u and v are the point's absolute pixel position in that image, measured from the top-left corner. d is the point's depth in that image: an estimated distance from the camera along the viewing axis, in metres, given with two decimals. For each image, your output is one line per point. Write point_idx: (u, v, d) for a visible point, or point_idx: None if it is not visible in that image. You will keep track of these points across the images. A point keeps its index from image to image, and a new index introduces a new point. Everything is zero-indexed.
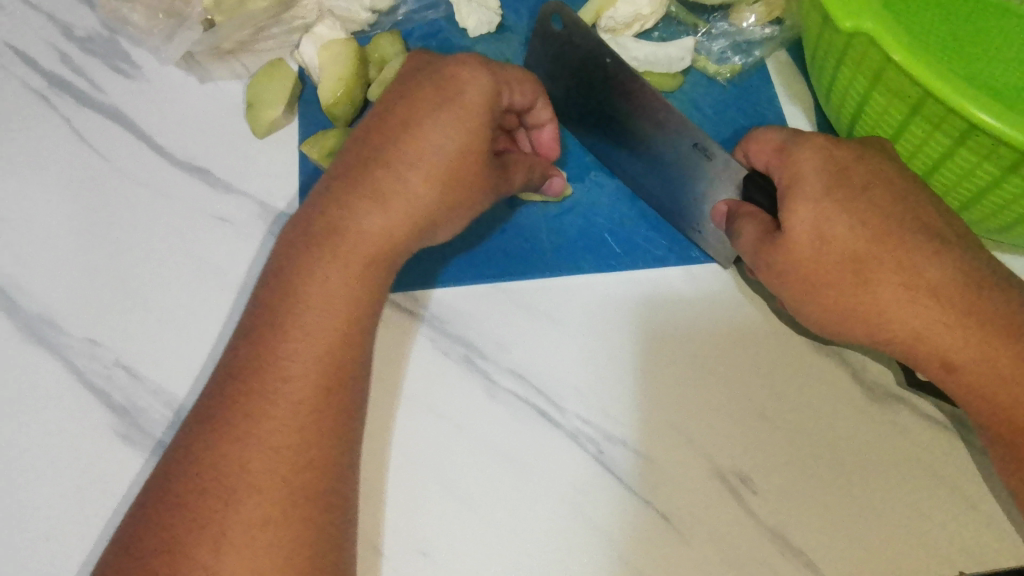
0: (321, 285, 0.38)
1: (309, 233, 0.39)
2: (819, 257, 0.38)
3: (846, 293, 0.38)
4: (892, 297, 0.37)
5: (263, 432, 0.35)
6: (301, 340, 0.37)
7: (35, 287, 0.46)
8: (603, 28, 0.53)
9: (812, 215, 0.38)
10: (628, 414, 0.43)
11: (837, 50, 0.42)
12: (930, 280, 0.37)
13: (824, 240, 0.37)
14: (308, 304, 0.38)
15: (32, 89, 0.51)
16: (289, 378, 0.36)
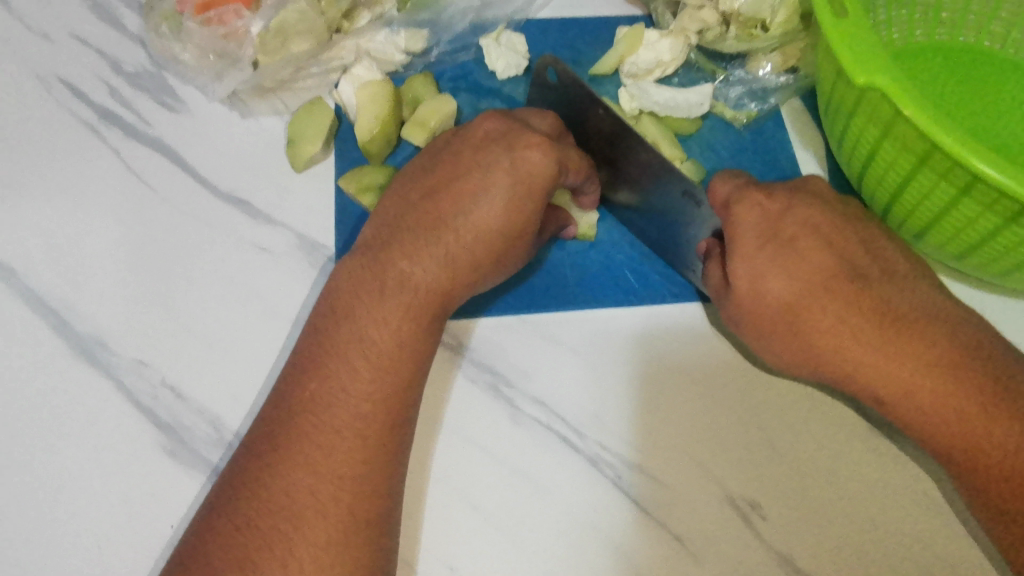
0: (385, 327, 0.42)
1: (369, 278, 0.44)
2: (757, 308, 0.41)
3: (786, 339, 0.41)
4: (824, 340, 0.40)
5: (329, 460, 0.39)
6: (364, 377, 0.41)
7: (85, 311, 0.48)
8: (626, 73, 0.56)
9: (747, 271, 0.41)
10: (644, 441, 0.46)
11: (850, 101, 0.45)
12: (861, 321, 0.39)
13: (757, 292, 0.41)
14: (372, 344, 0.42)
15: (82, 120, 0.54)
16: (351, 411, 0.40)
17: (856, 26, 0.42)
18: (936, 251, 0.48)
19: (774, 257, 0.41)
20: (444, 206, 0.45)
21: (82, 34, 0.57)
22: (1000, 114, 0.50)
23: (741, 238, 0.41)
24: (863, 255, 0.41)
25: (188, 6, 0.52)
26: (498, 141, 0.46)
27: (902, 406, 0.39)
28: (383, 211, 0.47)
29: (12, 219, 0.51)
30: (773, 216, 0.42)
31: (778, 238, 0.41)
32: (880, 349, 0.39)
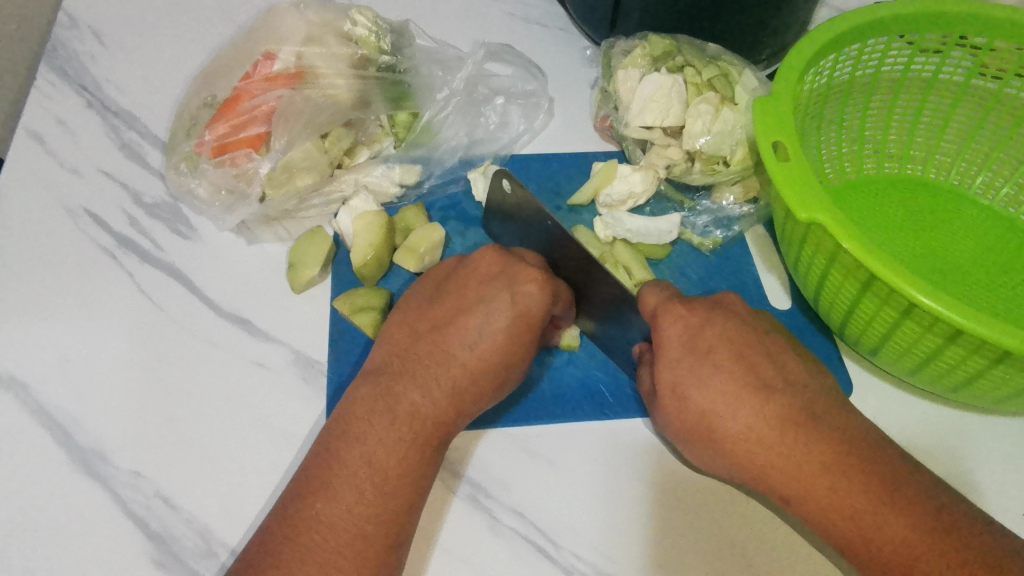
0: (394, 458, 0.42)
1: (376, 411, 0.44)
2: (678, 415, 0.45)
3: (704, 446, 0.44)
4: (738, 447, 0.43)
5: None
6: (370, 500, 0.41)
7: (90, 422, 0.51)
8: (602, 204, 0.62)
9: (668, 379, 0.45)
10: (621, 554, 0.47)
11: (798, 233, 0.49)
12: (773, 427, 0.43)
13: (678, 401, 0.45)
14: (378, 471, 0.42)
15: (102, 246, 0.59)
16: (351, 533, 0.41)
17: (794, 169, 0.47)
18: (893, 370, 0.50)
19: (689, 368, 0.45)
20: (443, 344, 0.46)
21: (110, 170, 0.63)
22: (921, 243, 0.61)
23: (668, 349, 0.46)
24: (770, 364, 0.45)
25: (206, 148, 0.58)
26: (499, 281, 0.47)
27: (808, 508, 0.42)
28: (390, 336, 0.48)
29: (26, 336, 0.54)
30: (694, 328, 0.46)
31: (697, 350, 0.45)
32: (785, 452, 0.42)
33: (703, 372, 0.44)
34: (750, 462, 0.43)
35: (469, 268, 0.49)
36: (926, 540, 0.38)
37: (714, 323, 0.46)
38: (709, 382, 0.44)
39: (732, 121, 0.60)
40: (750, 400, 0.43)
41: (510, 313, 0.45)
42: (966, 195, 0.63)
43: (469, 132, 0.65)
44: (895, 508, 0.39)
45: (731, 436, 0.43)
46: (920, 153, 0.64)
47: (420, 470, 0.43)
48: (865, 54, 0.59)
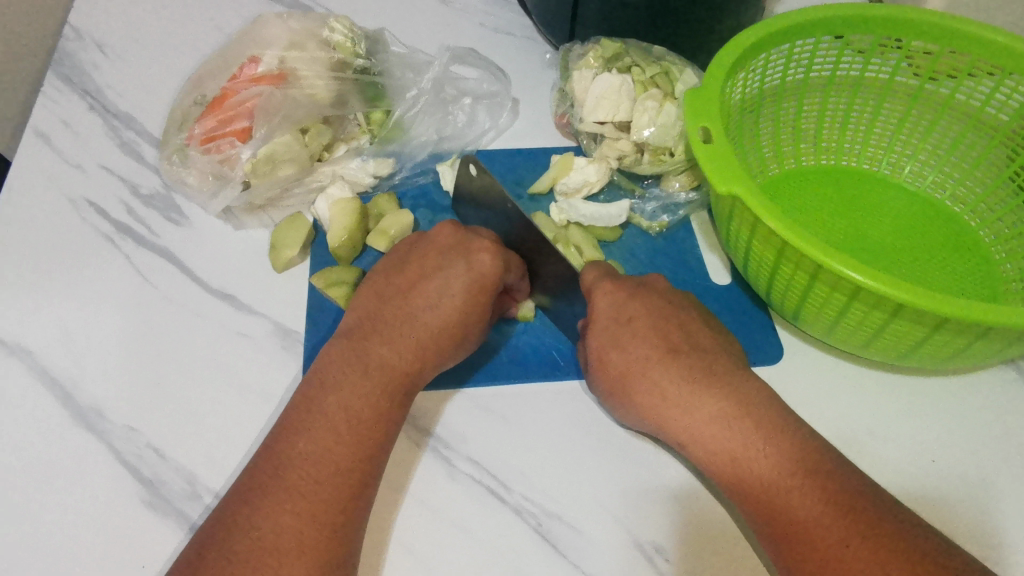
0: (367, 401, 0.50)
1: (352, 361, 0.52)
2: (600, 373, 0.53)
3: (620, 400, 0.52)
4: (645, 398, 0.51)
5: (306, 504, 0.45)
6: (344, 438, 0.48)
7: (88, 385, 0.56)
8: (559, 191, 0.68)
9: (595, 344, 0.53)
10: (568, 497, 0.52)
11: (727, 209, 0.56)
12: (682, 384, 0.50)
13: (600, 362, 0.53)
14: (354, 415, 0.49)
15: (101, 232, 0.65)
16: (330, 469, 0.47)
17: (719, 150, 0.54)
18: (815, 329, 0.57)
19: (612, 334, 0.53)
20: (410, 306, 0.55)
21: (109, 165, 0.69)
22: (854, 223, 0.66)
23: (597, 319, 0.54)
24: (681, 333, 0.53)
25: (195, 139, 0.64)
26: (456, 255, 0.56)
27: (705, 454, 0.49)
28: (364, 304, 0.56)
29: (32, 311, 0.60)
30: (620, 301, 0.54)
31: (620, 321, 0.53)
32: (683, 403, 0.50)
33: (625, 339, 0.53)
34: (664, 412, 0.50)
35: (431, 245, 0.58)
36: (796, 480, 0.45)
37: (637, 297, 0.54)
38: (627, 349, 0.52)
39: (675, 116, 0.67)
40: (663, 361, 0.51)
41: (467, 277, 0.55)
42: (893, 182, 0.69)
43: (439, 129, 0.71)
44: (774, 453, 0.46)
45: (646, 390, 0.51)
46: (852, 146, 0.71)
47: (390, 413, 0.50)
48: (795, 55, 0.65)
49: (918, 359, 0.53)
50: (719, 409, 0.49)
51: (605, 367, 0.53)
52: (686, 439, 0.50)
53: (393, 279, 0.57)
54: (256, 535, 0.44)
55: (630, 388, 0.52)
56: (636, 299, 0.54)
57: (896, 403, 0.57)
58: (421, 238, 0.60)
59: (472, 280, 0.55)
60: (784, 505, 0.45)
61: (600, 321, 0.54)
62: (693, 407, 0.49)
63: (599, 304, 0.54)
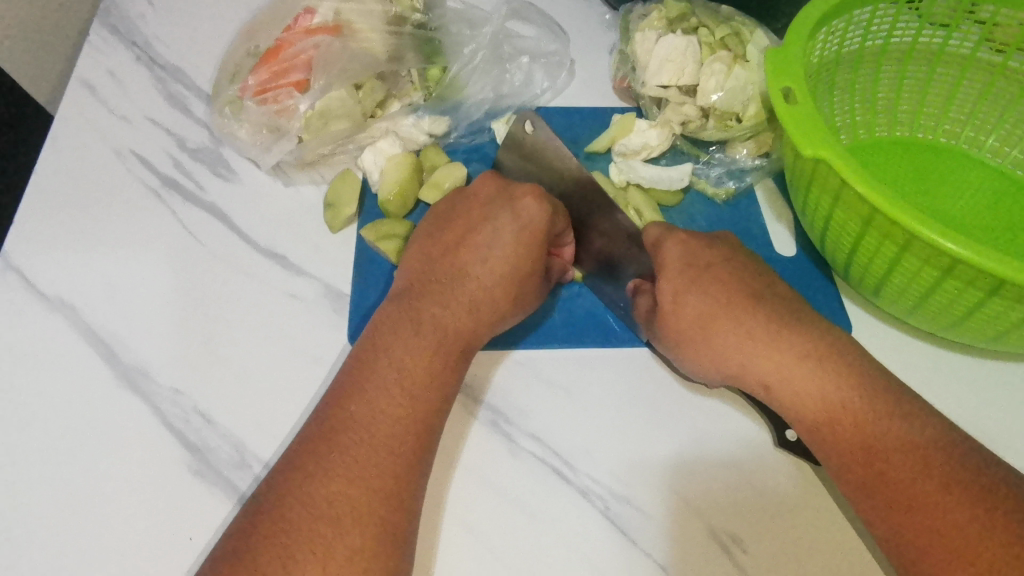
0: (421, 364, 0.48)
1: (402, 321, 0.50)
2: (676, 318, 0.51)
3: (699, 347, 0.50)
4: (723, 339, 0.49)
5: (361, 469, 0.43)
6: (398, 403, 0.46)
7: (135, 343, 0.55)
8: (617, 152, 0.65)
9: (671, 287, 0.52)
10: (634, 478, 0.50)
11: (808, 174, 0.53)
12: (763, 327, 0.48)
13: (677, 306, 0.51)
14: (409, 378, 0.47)
15: (148, 187, 0.63)
16: (387, 432, 0.45)
17: (804, 110, 0.50)
18: (894, 307, 0.54)
19: (690, 276, 0.51)
20: (459, 261, 0.53)
21: (155, 117, 0.67)
22: (931, 202, 0.63)
23: (669, 265, 0.53)
24: (761, 282, 0.51)
25: (249, 91, 0.62)
26: (503, 206, 0.54)
27: (795, 404, 0.46)
28: (414, 264, 0.54)
29: (79, 267, 0.59)
30: (693, 249, 0.53)
31: (697, 266, 0.52)
32: (765, 341, 0.48)
33: (702, 282, 0.51)
34: (750, 358, 0.48)
35: (477, 202, 0.56)
36: (876, 430, 0.42)
37: (714, 246, 0.53)
38: (708, 288, 0.51)
39: (744, 78, 0.63)
40: (748, 307, 0.49)
41: (517, 229, 0.53)
42: (974, 157, 0.65)
43: (496, 87, 0.68)
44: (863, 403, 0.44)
45: (727, 334, 0.49)
46: (931, 117, 0.66)
47: (444, 376, 0.48)
48: (876, 21, 0.61)
49: (1011, 343, 0.50)
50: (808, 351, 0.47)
51: (682, 308, 0.51)
52: (771, 384, 0.47)
53: (440, 236, 0.55)
54: (308, 505, 0.42)
55: (709, 332, 0.50)
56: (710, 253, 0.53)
57: (980, 390, 0.54)
58: (462, 193, 0.57)
59: (522, 230, 0.53)
60: (873, 457, 0.42)
61: (675, 264, 0.52)
62: (780, 352, 0.47)
63: (671, 251, 0.53)
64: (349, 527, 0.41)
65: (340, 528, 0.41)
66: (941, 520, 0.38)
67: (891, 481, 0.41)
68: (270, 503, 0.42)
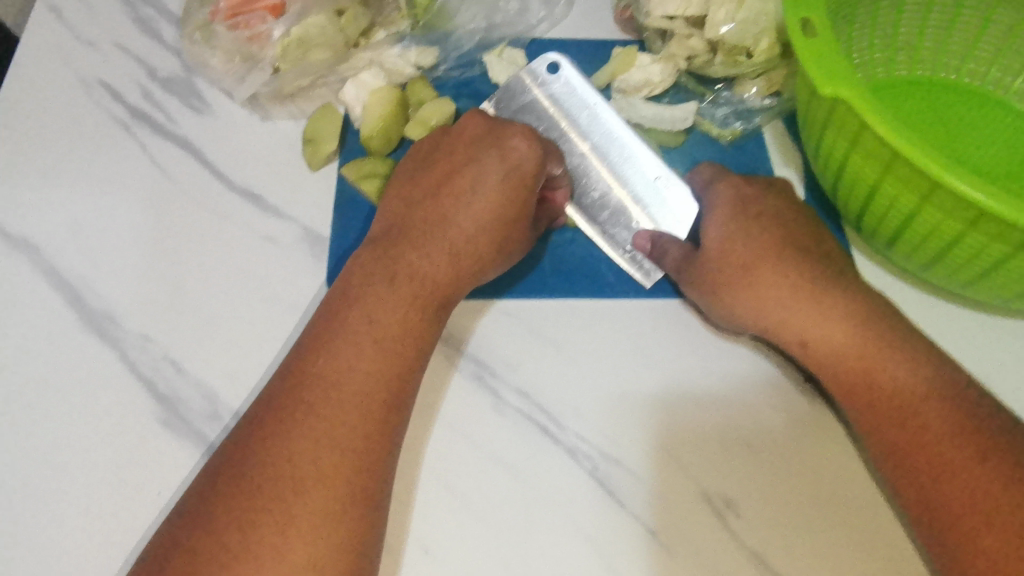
0: (398, 315, 0.45)
1: (377, 271, 0.46)
2: (722, 262, 0.48)
3: (737, 292, 0.47)
4: (767, 287, 0.46)
5: (332, 428, 0.41)
6: (371, 357, 0.43)
7: (103, 287, 0.52)
8: (616, 88, 0.61)
9: (720, 233, 0.49)
10: (625, 436, 0.47)
11: (824, 115, 0.48)
12: (809, 281, 0.46)
13: (727, 251, 0.48)
14: (386, 332, 0.44)
15: (116, 119, 0.59)
16: (363, 390, 0.42)
17: (825, 44, 0.46)
18: (907, 261, 0.51)
19: (741, 223, 0.49)
20: (440, 206, 0.49)
21: (123, 43, 0.63)
22: (950, 150, 0.60)
23: (719, 209, 0.50)
24: (807, 236, 0.49)
25: (220, 14, 0.58)
26: (489, 146, 0.50)
27: (833, 362, 0.44)
28: (394, 209, 0.50)
29: (44, 204, 0.55)
30: (747, 197, 0.50)
31: (746, 214, 0.49)
32: (811, 294, 0.45)
33: (749, 229, 0.48)
34: (796, 310, 0.45)
35: (461, 138, 0.52)
36: (920, 401, 0.41)
37: (765, 194, 0.50)
38: (753, 237, 0.48)
39: (757, 9, 0.58)
40: (796, 259, 0.47)
41: (502, 172, 0.49)
42: (999, 102, 0.61)
43: (488, 16, 0.64)
44: (907, 370, 0.42)
45: (770, 283, 0.46)
46: (957, 56, 0.62)
47: (422, 330, 0.45)
48: None
49: None
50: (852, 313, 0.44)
51: (722, 256, 0.48)
52: (811, 337, 0.45)
53: (420, 177, 0.51)
54: (273, 465, 0.39)
55: (752, 280, 0.47)
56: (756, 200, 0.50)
57: (992, 351, 0.51)
58: (448, 129, 0.53)
59: (508, 174, 0.49)
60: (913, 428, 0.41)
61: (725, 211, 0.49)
62: (826, 307, 0.45)
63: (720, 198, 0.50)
64: (316, 490, 0.39)
65: (309, 491, 0.39)
66: (976, 501, 0.38)
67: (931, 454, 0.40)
68: (236, 463, 0.40)
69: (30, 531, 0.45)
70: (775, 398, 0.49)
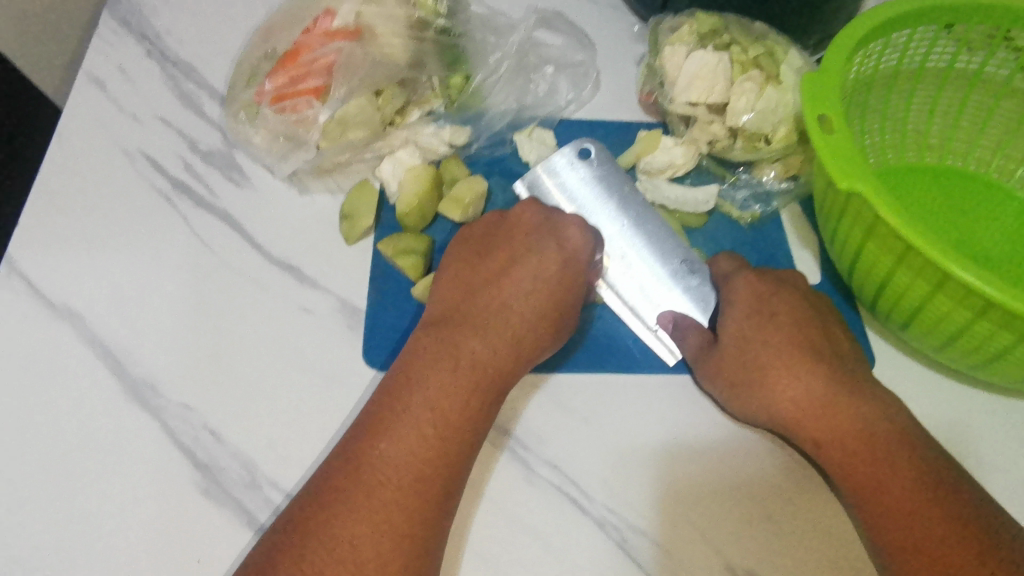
0: (438, 396, 0.46)
1: (434, 354, 0.48)
2: (735, 359, 0.49)
3: (754, 390, 0.48)
4: (778, 389, 0.47)
5: (375, 508, 0.42)
6: (431, 444, 0.44)
7: (145, 354, 0.54)
8: (641, 169, 0.63)
9: (735, 328, 0.50)
10: (653, 510, 0.48)
11: (838, 205, 0.50)
12: (826, 384, 0.46)
13: (742, 347, 0.49)
14: (434, 415, 0.45)
15: (159, 190, 0.62)
16: (414, 474, 0.43)
17: (841, 139, 0.48)
18: (920, 343, 0.52)
19: (758, 317, 0.50)
20: (500, 293, 0.51)
21: (167, 117, 0.65)
22: (955, 233, 0.63)
23: (737, 308, 0.51)
24: (824, 337, 0.49)
25: (266, 97, 0.61)
26: (547, 237, 0.53)
27: (840, 466, 0.45)
28: (452, 294, 0.52)
29: (87, 274, 0.58)
30: (764, 295, 0.51)
31: (763, 311, 0.50)
32: (824, 397, 0.46)
33: (767, 329, 0.49)
34: (810, 414, 0.46)
35: (521, 229, 0.55)
36: (926, 506, 0.40)
37: (782, 293, 0.51)
38: (767, 337, 0.49)
39: (776, 99, 0.61)
40: (813, 361, 0.48)
41: (560, 261, 0.52)
42: (1002, 186, 0.64)
43: (519, 98, 0.67)
44: (912, 477, 0.42)
45: (784, 385, 0.47)
46: (962, 143, 0.65)
47: (473, 412, 0.46)
48: (913, 44, 0.60)
49: None
50: (864, 416, 0.45)
51: (739, 355, 0.49)
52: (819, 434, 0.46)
53: (477, 265, 0.53)
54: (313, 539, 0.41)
55: (765, 381, 0.48)
56: (773, 298, 0.51)
57: (1010, 431, 0.52)
58: (503, 220, 0.56)
59: (564, 265, 0.52)
60: (920, 535, 0.40)
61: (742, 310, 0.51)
62: (840, 410, 0.45)
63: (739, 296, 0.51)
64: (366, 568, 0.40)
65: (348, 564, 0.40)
66: None
67: (940, 563, 0.39)
68: (282, 543, 0.41)
69: None
70: (801, 474, 0.49)
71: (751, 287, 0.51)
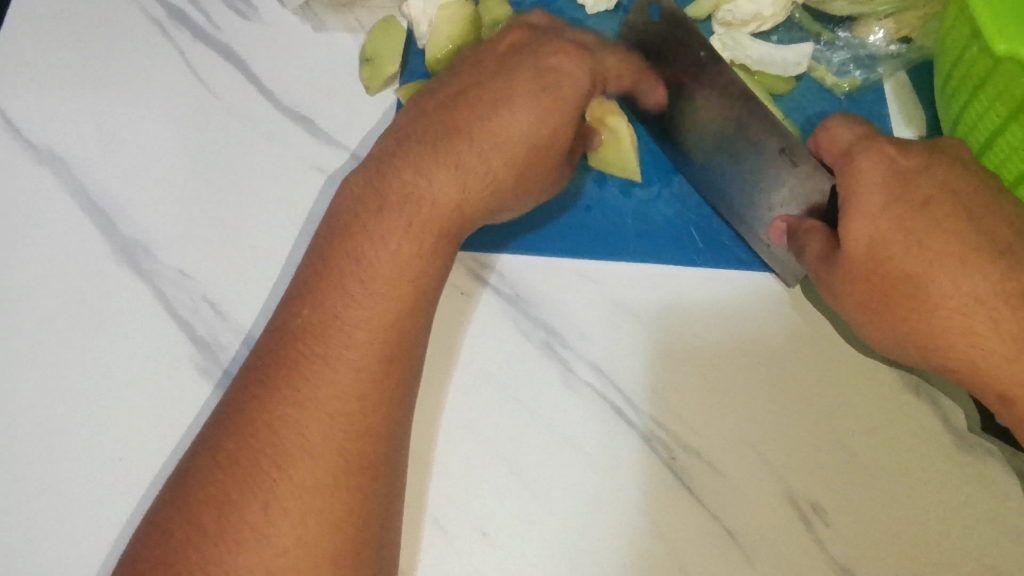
0: (387, 250, 0.38)
1: (391, 202, 0.39)
2: (875, 275, 0.37)
3: (880, 301, 0.37)
4: (915, 304, 0.36)
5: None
6: (355, 323, 0.37)
7: (139, 212, 0.47)
8: (719, 20, 0.52)
9: (867, 233, 0.37)
10: (705, 425, 0.42)
11: (978, 75, 0.40)
12: (984, 291, 0.35)
13: (879, 259, 0.37)
14: (373, 271, 0.38)
15: (150, 17, 0.52)
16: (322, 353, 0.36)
17: None
18: None
19: (904, 215, 0.37)
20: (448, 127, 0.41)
21: None
22: None
23: (863, 187, 0.38)
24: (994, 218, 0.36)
25: None
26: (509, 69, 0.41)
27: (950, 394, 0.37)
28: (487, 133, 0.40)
29: (72, 115, 0.50)
30: (899, 169, 0.38)
31: (905, 196, 0.37)
32: (975, 311, 0.35)
33: (893, 216, 0.37)
34: (945, 336, 0.36)
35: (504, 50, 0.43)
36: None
37: (926, 164, 0.38)
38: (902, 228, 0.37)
39: None
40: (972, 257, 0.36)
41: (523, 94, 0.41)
42: None
43: None
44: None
45: (918, 299, 0.36)
46: None
47: (423, 257, 0.39)
48: None
49: None
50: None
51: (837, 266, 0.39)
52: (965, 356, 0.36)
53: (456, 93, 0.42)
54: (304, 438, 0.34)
55: (886, 291, 0.37)
56: (909, 174, 0.38)
57: None
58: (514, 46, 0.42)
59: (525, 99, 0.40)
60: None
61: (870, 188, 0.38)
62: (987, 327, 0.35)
63: (865, 166, 0.38)
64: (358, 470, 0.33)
65: None
66: None
67: None
68: (256, 432, 0.35)
69: (58, 474, 0.42)
70: (885, 399, 0.42)
71: (882, 156, 0.38)
